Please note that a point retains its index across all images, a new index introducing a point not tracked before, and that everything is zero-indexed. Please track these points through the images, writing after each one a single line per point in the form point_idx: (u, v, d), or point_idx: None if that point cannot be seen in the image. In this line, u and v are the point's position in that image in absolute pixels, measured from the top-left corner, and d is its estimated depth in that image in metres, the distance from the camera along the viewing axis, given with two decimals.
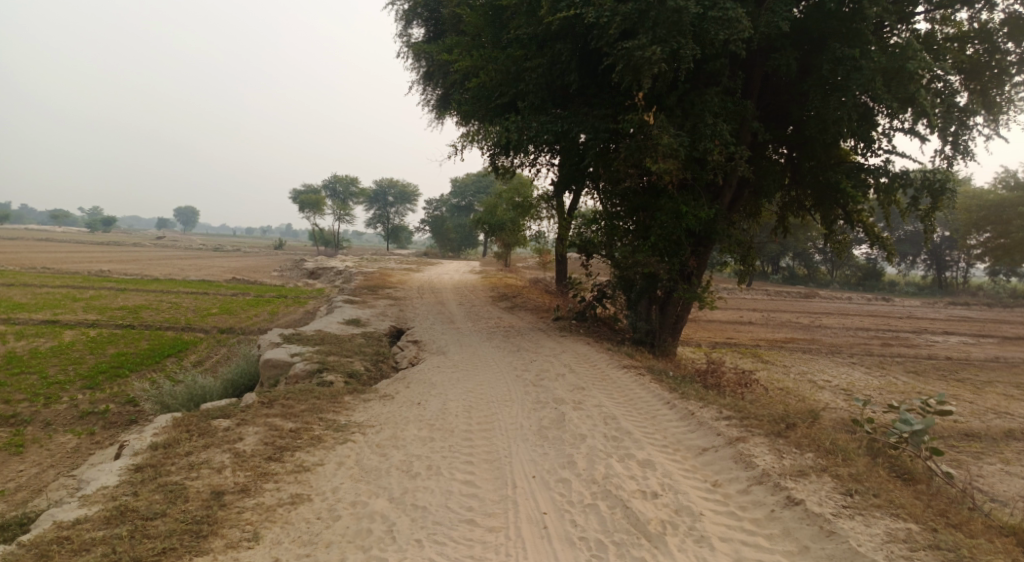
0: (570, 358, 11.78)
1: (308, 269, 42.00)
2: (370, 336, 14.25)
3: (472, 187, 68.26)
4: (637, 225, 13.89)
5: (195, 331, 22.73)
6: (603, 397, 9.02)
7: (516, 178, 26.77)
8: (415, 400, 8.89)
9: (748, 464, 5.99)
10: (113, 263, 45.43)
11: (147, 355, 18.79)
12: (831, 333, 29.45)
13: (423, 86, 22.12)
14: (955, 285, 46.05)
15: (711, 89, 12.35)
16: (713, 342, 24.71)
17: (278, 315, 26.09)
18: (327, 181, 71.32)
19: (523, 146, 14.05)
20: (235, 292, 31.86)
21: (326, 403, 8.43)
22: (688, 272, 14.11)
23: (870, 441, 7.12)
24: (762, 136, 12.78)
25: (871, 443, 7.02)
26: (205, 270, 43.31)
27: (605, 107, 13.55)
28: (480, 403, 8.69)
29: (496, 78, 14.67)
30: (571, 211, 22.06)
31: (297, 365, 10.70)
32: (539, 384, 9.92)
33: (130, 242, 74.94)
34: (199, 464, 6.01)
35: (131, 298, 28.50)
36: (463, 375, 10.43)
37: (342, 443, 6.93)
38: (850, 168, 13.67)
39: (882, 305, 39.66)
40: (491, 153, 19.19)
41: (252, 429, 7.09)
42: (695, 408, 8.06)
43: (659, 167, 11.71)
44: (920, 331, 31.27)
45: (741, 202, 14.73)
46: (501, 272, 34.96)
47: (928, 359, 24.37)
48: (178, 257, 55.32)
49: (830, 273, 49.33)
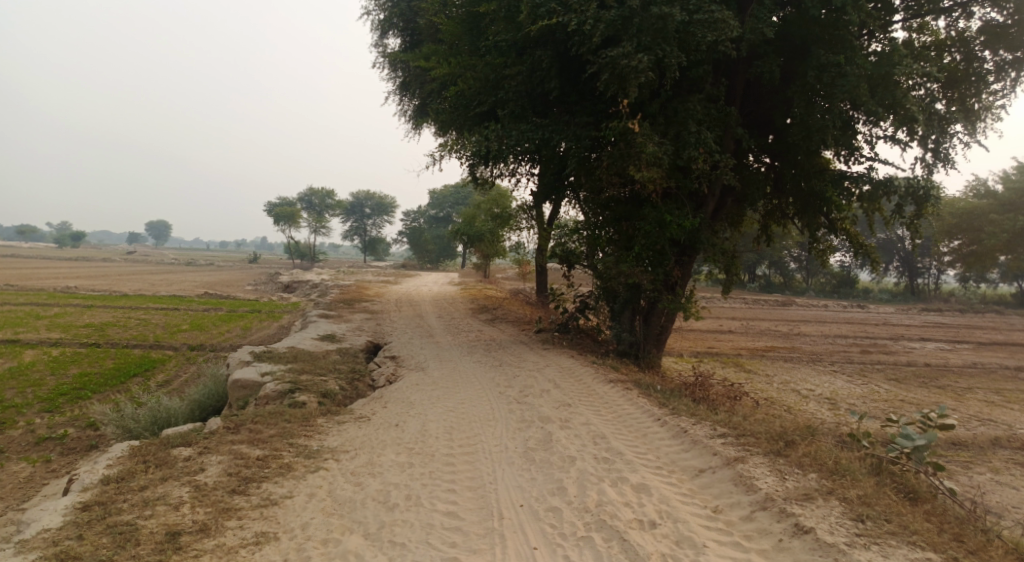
0: (555, 372, 11.39)
1: (283, 282, 41.13)
2: (345, 353, 13.71)
3: (450, 198, 67.85)
4: (620, 234, 13.57)
5: (164, 348, 21.88)
6: (591, 415, 8.64)
7: (494, 189, 26.47)
8: (392, 421, 8.40)
9: (750, 488, 5.65)
10: (80, 278, 44.10)
11: (112, 375, 17.98)
12: (810, 341, 29.51)
13: (399, 96, 21.73)
14: (927, 292, 46.69)
15: (694, 96, 12.14)
16: (696, 352, 24.51)
17: (252, 330, 25.32)
18: (303, 193, 70.36)
19: (503, 155, 13.69)
20: (207, 307, 30.94)
21: (297, 427, 7.91)
22: (672, 282, 13.85)
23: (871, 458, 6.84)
24: (746, 143, 12.59)
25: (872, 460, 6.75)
26: (177, 285, 42.20)
27: (586, 115, 13.27)
28: (462, 424, 8.24)
29: (475, 86, 14.35)
30: (551, 221, 21.76)
31: (268, 386, 10.18)
32: (523, 401, 9.51)
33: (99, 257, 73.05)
34: (154, 501, 5.46)
35: (97, 315, 27.50)
36: (444, 394, 9.97)
37: (313, 472, 6.43)
38: (833, 175, 13.54)
39: (859, 312, 39.99)
40: (469, 164, 18.85)
41: (215, 458, 6.55)
42: (687, 425, 7.73)
43: (643, 175, 11.43)
44: (897, 337, 31.50)
45: (724, 210, 14.52)
46: (481, 284, 34.55)
47: (907, 366, 24.45)
48: (149, 272, 53.89)
49: (806, 281, 49.73)
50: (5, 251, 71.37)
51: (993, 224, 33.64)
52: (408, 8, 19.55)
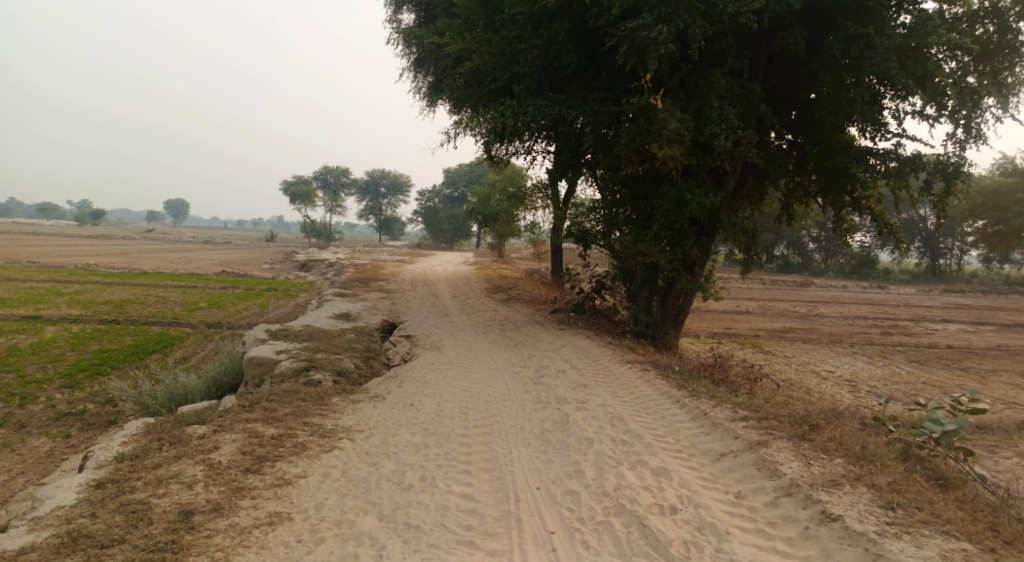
0: (571, 353, 11.24)
1: (300, 261, 41.28)
2: (360, 331, 13.67)
3: (464, 177, 67.52)
4: (638, 213, 13.30)
5: (182, 325, 22.06)
6: (608, 396, 8.50)
7: (509, 167, 26.22)
8: (407, 400, 8.32)
9: (773, 473, 5.49)
10: (100, 256, 44.61)
11: (131, 351, 18.15)
12: (829, 322, 29.06)
13: (414, 73, 21.42)
14: (949, 273, 45.79)
15: (716, 70, 11.75)
16: (712, 333, 24.23)
17: (269, 308, 25.45)
18: (318, 172, 70.36)
19: (519, 132, 13.42)
20: (224, 285, 31.14)
21: (311, 406, 7.86)
22: (691, 261, 13.57)
23: (898, 443, 6.64)
24: (770, 119, 12.21)
25: (899, 445, 6.54)
26: (195, 263, 42.54)
27: (605, 90, 12.93)
28: (477, 404, 8.14)
29: (490, 61, 14.05)
30: (567, 200, 21.47)
31: (283, 364, 10.18)
32: (539, 381, 9.39)
33: (118, 236, 73.82)
34: (168, 479, 5.41)
35: (117, 293, 27.78)
36: (459, 373, 9.87)
37: (328, 452, 6.36)
38: (859, 151, 13.12)
39: (879, 293, 39.33)
40: (484, 141, 18.58)
41: (229, 437, 6.50)
42: (707, 408, 7.56)
43: (664, 152, 11.11)
44: (918, 318, 30.94)
45: (745, 188, 14.15)
46: (495, 263, 34.37)
47: (929, 348, 23.99)
48: (168, 250, 54.42)
49: (824, 261, 48.98)
50: (27, 230, 72.39)
51: (1020, 203, 32.71)
52: None
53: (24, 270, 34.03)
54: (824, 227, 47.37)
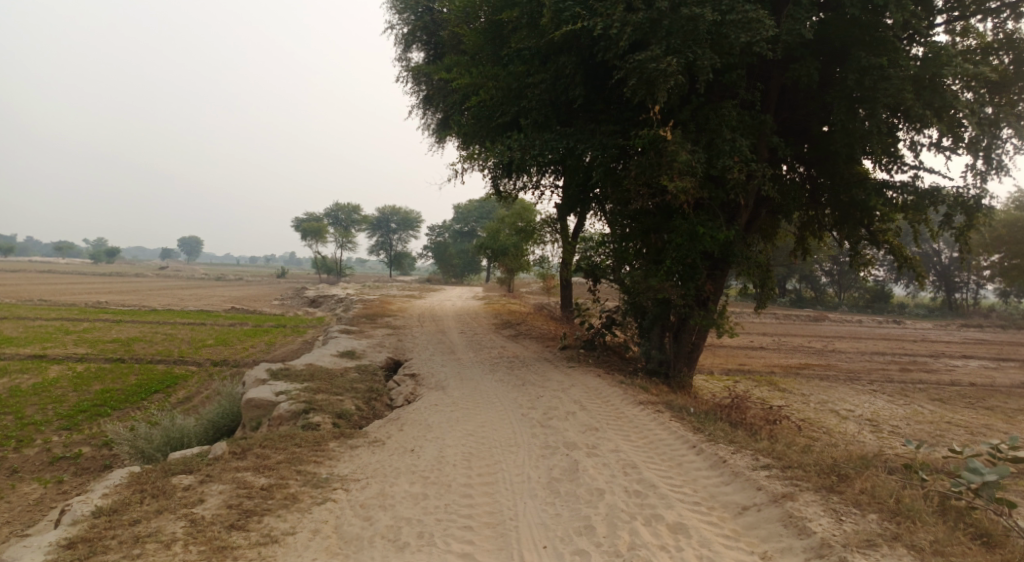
0: (581, 393, 10.81)
1: (309, 297, 41.16)
2: (364, 370, 13.30)
3: (474, 214, 67.75)
4: (649, 247, 13.00)
5: (187, 364, 21.80)
6: (620, 441, 8.04)
7: (518, 203, 26.14)
8: (408, 446, 7.90)
9: (802, 531, 5.02)
10: (112, 294, 44.79)
11: (134, 391, 17.85)
12: (846, 358, 28.34)
13: (423, 110, 21.52)
14: (966, 307, 44.82)
15: (727, 102, 11.58)
16: (726, 370, 23.60)
17: (276, 345, 25.17)
18: (329, 209, 70.98)
19: (526, 166, 13.26)
20: (232, 321, 30.99)
21: (307, 452, 7.46)
22: (704, 297, 13.18)
23: (934, 496, 6.15)
24: (782, 151, 11.98)
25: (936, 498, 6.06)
26: (204, 300, 42.57)
27: (613, 123, 12.78)
28: (481, 450, 7.71)
29: (497, 96, 13.99)
30: (576, 235, 21.23)
31: (282, 406, 9.82)
32: (547, 424, 8.95)
33: (132, 273, 74.40)
34: (145, 538, 5.04)
35: (125, 330, 27.68)
36: (464, 415, 9.45)
37: (319, 505, 5.95)
38: (875, 184, 12.82)
39: (896, 328, 38.47)
40: (492, 176, 18.47)
41: (217, 488, 6.11)
42: (725, 455, 7.10)
43: (676, 185, 10.86)
44: (938, 354, 30.12)
45: (758, 222, 13.85)
46: (505, 299, 34.06)
47: (951, 385, 23.22)
48: (179, 287, 54.62)
49: (838, 296, 48.18)
50: (44, 267, 73.22)
51: None
52: (431, 22, 19.38)
53: (35, 307, 34.10)
54: (837, 260, 46.74)
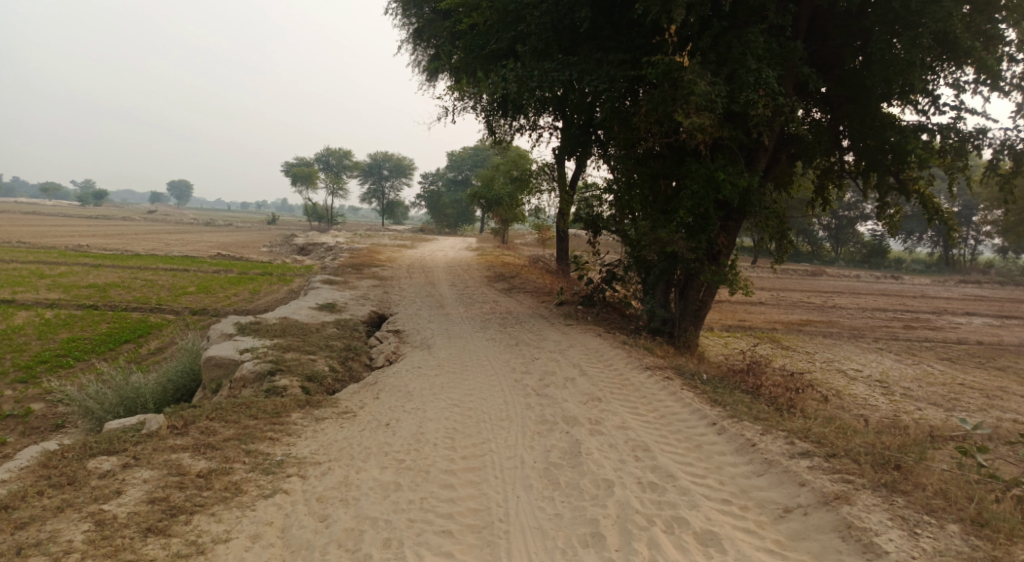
0: (580, 355, 9.75)
1: (298, 244, 39.69)
2: (343, 325, 12.15)
3: (468, 161, 65.83)
4: (657, 195, 11.70)
5: (164, 312, 20.62)
6: (627, 415, 7.02)
7: (514, 149, 24.65)
8: (383, 419, 6.82)
9: (868, 550, 4.01)
10: (95, 237, 43.14)
11: (103, 340, 16.69)
12: (847, 314, 27.47)
13: (412, 45, 19.74)
14: (963, 263, 43.85)
15: (754, 27, 10.08)
16: (727, 326, 22.64)
17: (260, 294, 23.97)
18: (320, 154, 68.60)
19: (522, 100, 11.84)
20: (217, 268, 29.69)
21: (262, 426, 6.35)
22: (715, 250, 11.97)
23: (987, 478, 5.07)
24: (813, 85, 10.55)
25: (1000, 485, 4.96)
26: (189, 245, 41.10)
27: (623, 52, 11.28)
28: (466, 425, 6.64)
29: (492, 20, 12.41)
30: (575, 182, 19.86)
31: (245, 366, 8.76)
32: (543, 393, 7.89)
33: (118, 216, 72.17)
34: (30, 550, 3.96)
35: (104, 275, 26.40)
36: (449, 381, 8.38)
37: (265, 499, 4.86)
38: (909, 127, 11.50)
39: (893, 284, 37.56)
40: (486, 116, 16.98)
41: (142, 475, 5.00)
42: (753, 436, 6.07)
43: (692, 121, 9.49)
44: (940, 311, 29.30)
45: (778, 168, 12.54)
46: (498, 249, 32.85)
47: (958, 344, 22.38)
48: (166, 232, 52.80)
49: (835, 250, 47.06)
50: (28, 209, 70.95)
51: None
52: None
53: (11, 249, 32.57)
54: (835, 214, 45.43)
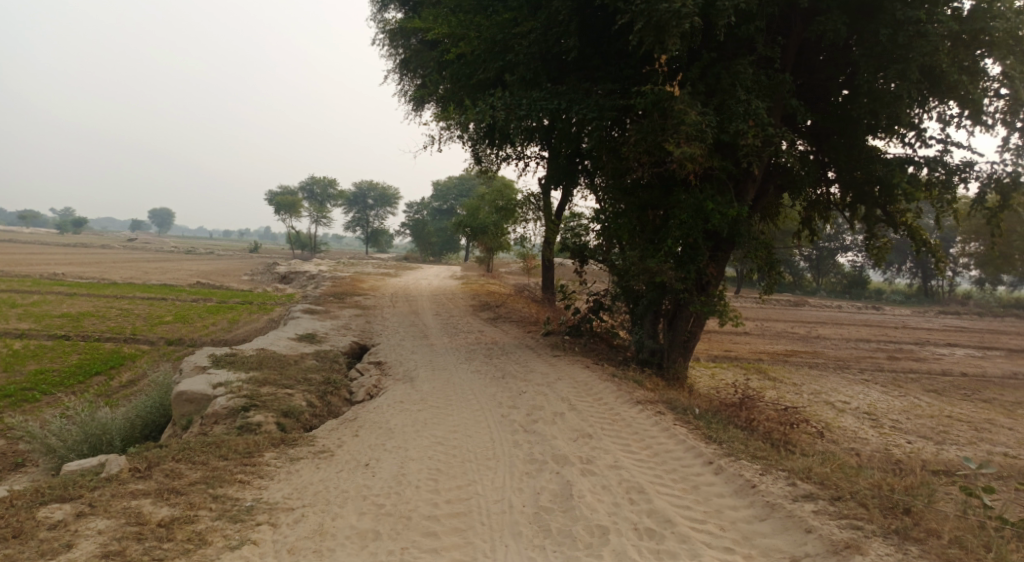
0: (569, 388, 9.46)
1: (280, 273, 39.13)
2: (323, 357, 11.75)
3: (454, 190, 65.99)
4: (646, 224, 11.57)
5: (138, 342, 19.98)
6: (620, 454, 6.72)
7: (499, 179, 24.59)
8: (362, 458, 6.44)
9: None
10: (71, 265, 42.21)
11: (72, 372, 16.04)
12: (832, 345, 27.48)
13: (398, 74, 19.72)
14: (942, 294, 44.31)
15: (742, 59, 10.11)
16: (713, 357, 22.46)
17: (239, 323, 23.39)
18: (304, 182, 68.34)
19: (510, 129, 11.72)
20: (196, 297, 29.04)
21: (232, 467, 5.95)
22: (704, 281, 11.82)
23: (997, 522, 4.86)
24: (800, 117, 10.56)
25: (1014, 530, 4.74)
26: (168, 273, 40.32)
27: (611, 82, 11.24)
28: (452, 465, 6.30)
29: (480, 49, 12.36)
30: (561, 212, 19.77)
31: (218, 402, 8.35)
32: (531, 429, 7.56)
33: (98, 243, 71.05)
34: None
35: (78, 303, 25.65)
36: (434, 417, 8.03)
37: (232, 551, 4.47)
38: (895, 159, 11.56)
39: (875, 314, 37.76)
40: (473, 145, 16.88)
41: (97, 525, 4.59)
42: (753, 476, 5.81)
43: (681, 151, 9.41)
44: (922, 342, 29.45)
45: (766, 199, 12.51)
46: (483, 278, 32.64)
47: (942, 376, 22.38)
48: (145, 260, 51.97)
49: (816, 281, 47.41)
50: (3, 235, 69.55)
51: None
52: None
53: None
54: (817, 245, 45.86)
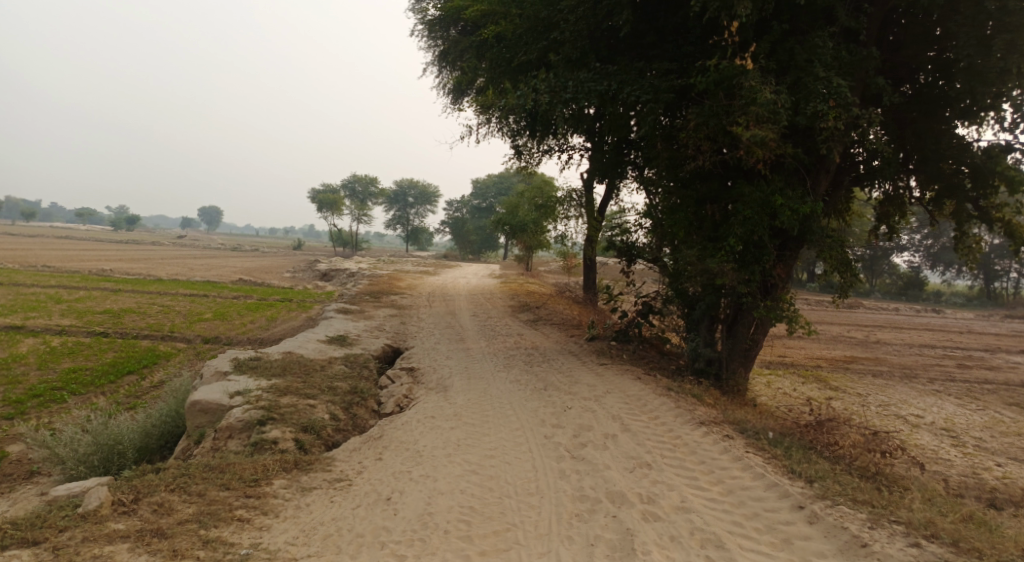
0: (620, 404, 8.37)
1: (320, 270, 38.93)
2: (352, 362, 10.94)
3: (492, 188, 65.16)
4: (704, 219, 10.35)
5: (174, 340, 19.66)
6: (687, 490, 5.67)
7: (539, 176, 23.55)
8: (383, 490, 5.54)
9: None
10: (120, 261, 42.87)
11: (104, 371, 15.67)
12: (893, 351, 25.49)
13: (437, 67, 18.88)
14: (1007, 297, 41.19)
15: (821, 30, 8.83)
16: (767, 363, 20.92)
17: (276, 321, 22.94)
18: (346, 180, 68.62)
19: (553, 113, 10.71)
20: (236, 294, 28.89)
21: (233, 500, 5.16)
22: (769, 283, 10.50)
23: None
24: (889, 96, 9.21)
25: None
26: (211, 270, 40.56)
27: (669, 60, 10.09)
28: (489, 501, 5.36)
29: (523, 28, 11.37)
30: (605, 208, 18.59)
31: (232, 414, 7.59)
32: (579, 455, 6.54)
33: (147, 240, 72.52)
34: None
35: (121, 300, 25.75)
36: (468, 437, 7.08)
37: None
38: (992, 146, 10.03)
39: (936, 318, 35.22)
40: (513, 137, 15.87)
41: None
42: (860, 530, 4.68)
43: (751, 134, 8.27)
44: (993, 349, 27.10)
45: (840, 192, 11.08)
46: (522, 276, 31.62)
47: (1023, 387, 20.30)
48: (191, 256, 52.69)
49: (869, 282, 44.74)
50: (61, 233, 71.98)
51: None
52: None
53: (34, 273, 32.24)
54: (871, 244, 43.24)
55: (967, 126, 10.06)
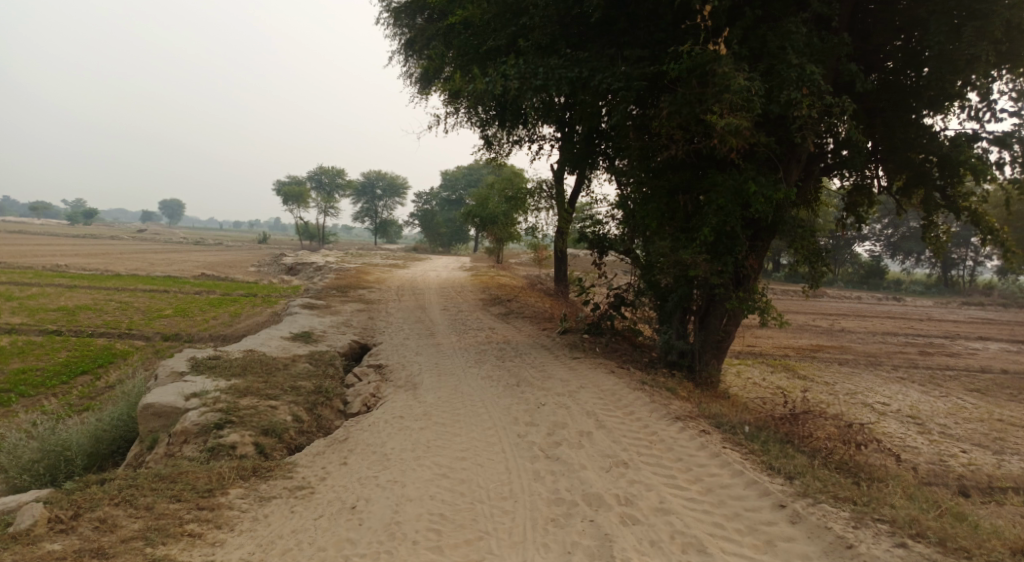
0: (594, 399, 8.16)
1: (286, 264, 38.04)
2: (317, 359, 10.54)
3: (462, 180, 64.57)
4: (676, 210, 10.19)
5: (132, 337, 18.89)
6: (666, 489, 5.50)
7: (509, 167, 23.24)
8: (348, 498, 5.24)
9: None
10: (78, 256, 41.28)
11: (56, 372, 14.92)
12: (858, 338, 25.94)
13: (403, 55, 18.39)
14: (963, 284, 42.40)
15: (794, 18, 8.72)
16: (737, 352, 21.05)
17: (241, 317, 22.24)
18: (313, 172, 67.26)
19: (524, 101, 10.42)
20: (199, 289, 27.99)
21: (185, 512, 4.81)
22: (742, 274, 10.41)
23: None
24: (861, 84, 9.15)
25: None
26: (173, 264, 39.30)
27: (641, 47, 9.88)
28: (460, 507, 5.11)
29: (492, 13, 11.03)
30: (576, 199, 18.37)
31: (187, 417, 7.16)
32: (554, 454, 6.32)
33: (106, 234, 70.13)
34: None
35: (76, 296, 24.71)
36: (439, 437, 6.79)
37: None
38: (959, 136, 10.06)
39: (897, 306, 36.05)
40: (483, 127, 15.52)
41: None
42: (844, 530, 4.56)
43: (725, 122, 8.13)
44: (952, 335, 27.80)
45: (811, 182, 11.03)
46: (492, 269, 31.30)
47: (982, 373, 20.81)
48: (152, 251, 51.03)
49: (832, 271, 45.59)
50: (15, 227, 69.18)
51: None
52: None
53: None
54: (835, 234, 44.03)
55: (934, 116, 10.07)
